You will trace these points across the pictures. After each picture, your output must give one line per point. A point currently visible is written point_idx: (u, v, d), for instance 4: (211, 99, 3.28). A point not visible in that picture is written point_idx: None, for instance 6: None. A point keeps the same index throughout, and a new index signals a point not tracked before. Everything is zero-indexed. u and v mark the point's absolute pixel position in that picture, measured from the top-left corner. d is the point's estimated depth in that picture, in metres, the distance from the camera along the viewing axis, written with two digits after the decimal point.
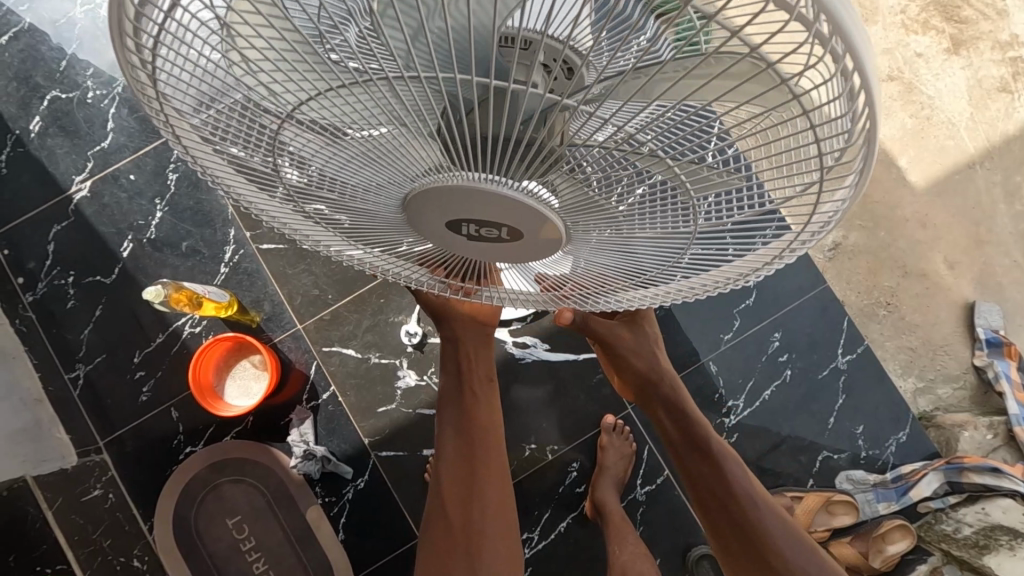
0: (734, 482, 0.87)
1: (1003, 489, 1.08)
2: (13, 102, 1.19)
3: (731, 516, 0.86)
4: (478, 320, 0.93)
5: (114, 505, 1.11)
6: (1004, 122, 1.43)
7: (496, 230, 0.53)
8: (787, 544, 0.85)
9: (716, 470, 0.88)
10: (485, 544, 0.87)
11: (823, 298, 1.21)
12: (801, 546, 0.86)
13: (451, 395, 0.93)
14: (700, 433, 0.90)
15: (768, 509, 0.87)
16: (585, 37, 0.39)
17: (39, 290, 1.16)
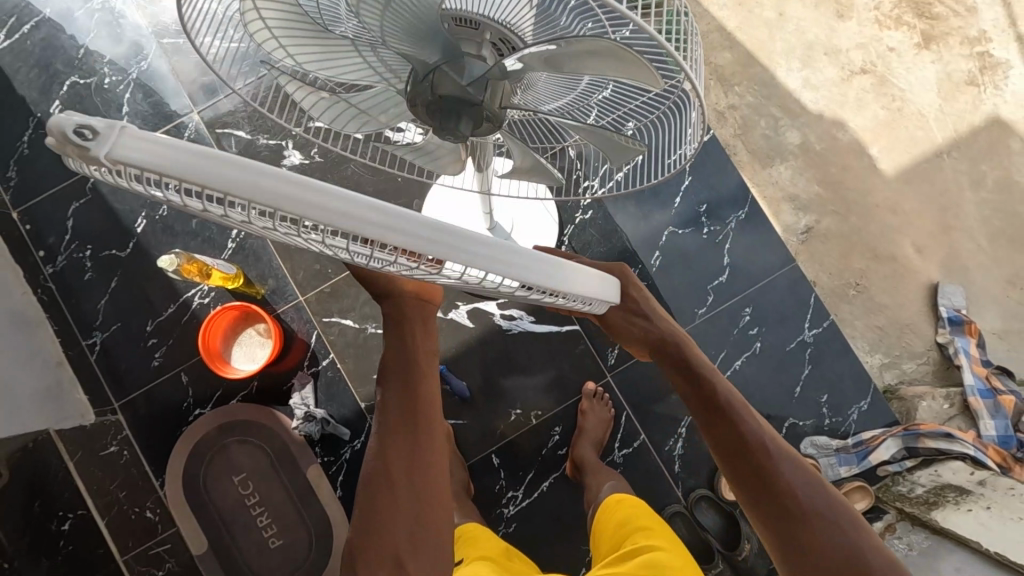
0: (749, 432, 0.78)
1: (956, 452, 1.15)
2: (34, 87, 1.27)
3: (756, 476, 0.75)
4: (422, 297, 0.85)
5: (129, 462, 1.20)
6: (971, 114, 1.51)
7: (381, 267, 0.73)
8: (827, 509, 0.73)
9: (732, 418, 0.80)
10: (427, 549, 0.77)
11: (791, 276, 1.29)
12: (840, 510, 0.73)
13: (393, 371, 0.83)
14: (706, 382, 0.84)
15: (789, 459, 0.77)
16: (523, 24, 0.58)
17: (59, 263, 1.25)
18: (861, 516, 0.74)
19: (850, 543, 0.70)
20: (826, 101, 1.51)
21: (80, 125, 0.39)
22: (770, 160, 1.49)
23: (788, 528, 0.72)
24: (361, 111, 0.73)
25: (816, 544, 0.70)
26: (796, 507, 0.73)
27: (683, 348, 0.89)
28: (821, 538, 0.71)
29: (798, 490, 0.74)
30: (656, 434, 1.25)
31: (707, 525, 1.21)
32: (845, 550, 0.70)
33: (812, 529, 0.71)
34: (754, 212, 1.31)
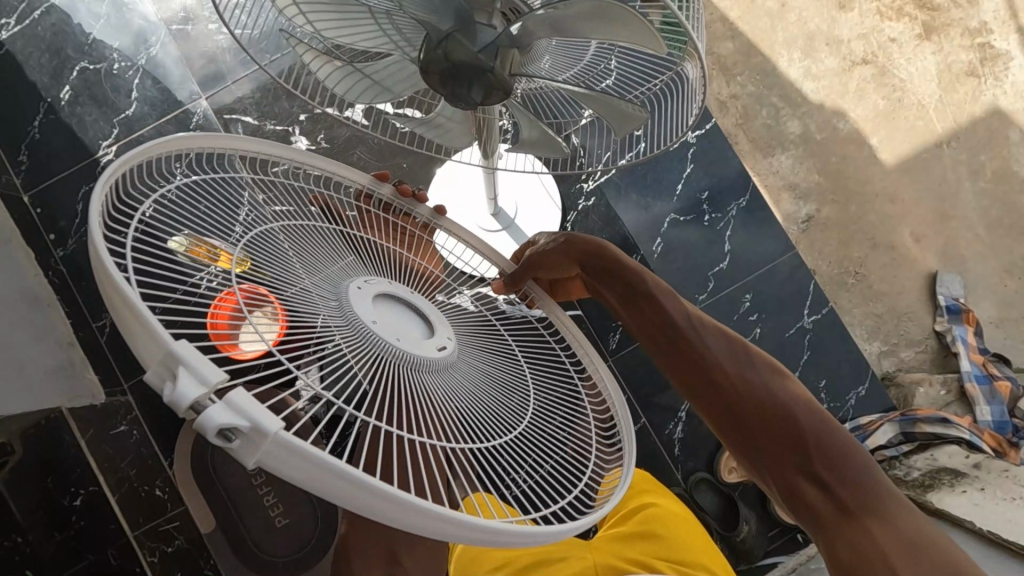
0: (670, 312, 0.76)
1: (950, 436, 1.19)
2: (45, 72, 1.28)
3: (683, 356, 0.73)
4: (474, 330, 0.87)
5: (138, 441, 1.23)
6: (971, 105, 1.52)
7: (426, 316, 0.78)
8: (753, 374, 0.70)
9: (655, 304, 0.77)
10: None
11: (790, 263, 1.32)
12: (771, 373, 0.70)
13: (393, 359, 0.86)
14: (628, 275, 0.82)
15: (712, 332, 0.74)
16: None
17: (70, 246, 1.27)
18: (784, 369, 0.71)
19: (779, 399, 0.67)
20: (826, 92, 1.52)
21: (182, 374, 0.42)
22: (771, 149, 1.51)
23: (720, 400, 0.69)
24: (373, 81, 0.76)
25: (749, 409, 0.67)
26: (749, 404, 0.67)
27: (605, 251, 0.86)
28: (753, 404, 0.67)
29: (722, 358, 0.71)
30: (656, 418, 1.27)
31: (705, 507, 1.24)
32: (776, 410, 0.66)
33: (741, 396, 0.68)
34: (754, 199, 1.33)
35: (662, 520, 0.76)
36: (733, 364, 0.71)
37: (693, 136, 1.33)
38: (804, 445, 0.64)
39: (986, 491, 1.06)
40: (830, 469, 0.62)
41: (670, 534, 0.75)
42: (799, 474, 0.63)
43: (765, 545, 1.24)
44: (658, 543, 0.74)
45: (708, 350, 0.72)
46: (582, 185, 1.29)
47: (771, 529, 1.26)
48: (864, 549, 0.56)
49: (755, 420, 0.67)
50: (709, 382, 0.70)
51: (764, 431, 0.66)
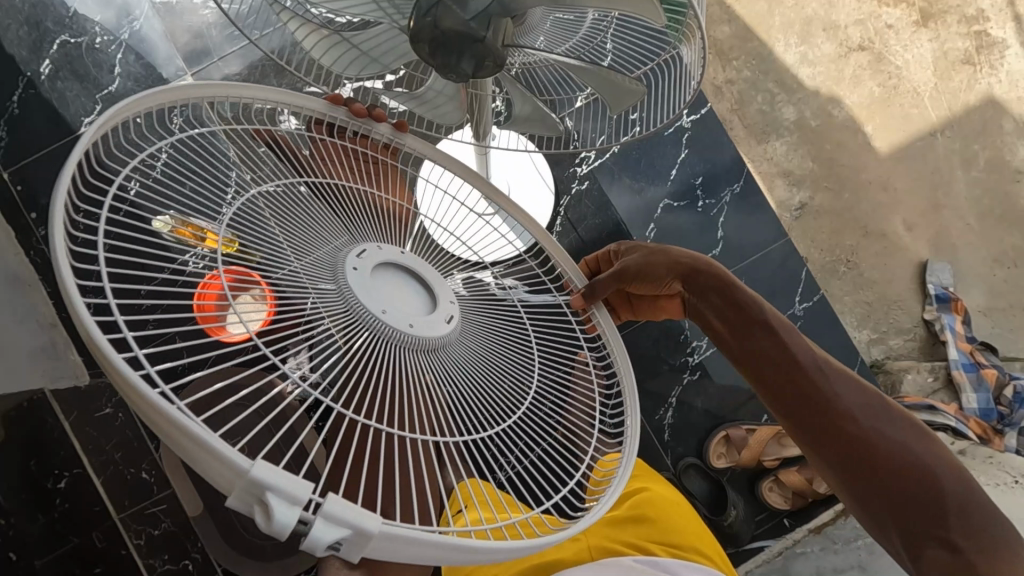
0: (795, 348, 0.78)
1: (937, 423, 1.19)
2: (24, 45, 1.24)
3: (811, 398, 0.74)
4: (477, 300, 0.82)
5: (124, 423, 1.17)
6: (965, 93, 1.52)
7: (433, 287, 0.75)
8: (882, 424, 0.72)
9: (776, 338, 0.79)
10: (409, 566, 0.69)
11: (782, 250, 1.32)
12: (902, 427, 0.72)
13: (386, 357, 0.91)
14: (741, 301, 0.83)
15: (842, 379, 0.76)
16: None
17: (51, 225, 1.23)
18: (924, 429, 0.73)
19: (908, 450, 0.70)
20: (822, 78, 1.51)
21: (273, 498, 0.41)
22: (766, 136, 1.50)
23: (841, 441, 0.71)
24: (361, 51, 0.76)
25: (873, 456, 0.70)
26: (880, 455, 0.69)
27: (712, 274, 0.86)
28: (877, 451, 0.70)
29: (849, 403, 0.73)
30: (647, 403, 1.27)
31: (696, 492, 1.24)
32: (908, 462, 0.69)
33: (863, 439, 0.71)
34: (748, 185, 1.32)
35: (653, 502, 0.76)
36: (861, 408, 0.73)
37: (688, 121, 1.32)
38: (929, 499, 0.66)
39: (971, 476, 1.07)
40: (958, 529, 0.64)
41: (663, 516, 0.75)
42: (924, 529, 0.65)
43: (754, 530, 1.25)
44: (650, 525, 0.74)
45: (837, 394, 0.74)
46: (576, 169, 1.27)
47: (759, 513, 1.27)
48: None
49: (885, 463, 0.69)
50: (835, 421, 0.72)
51: (890, 477, 0.68)
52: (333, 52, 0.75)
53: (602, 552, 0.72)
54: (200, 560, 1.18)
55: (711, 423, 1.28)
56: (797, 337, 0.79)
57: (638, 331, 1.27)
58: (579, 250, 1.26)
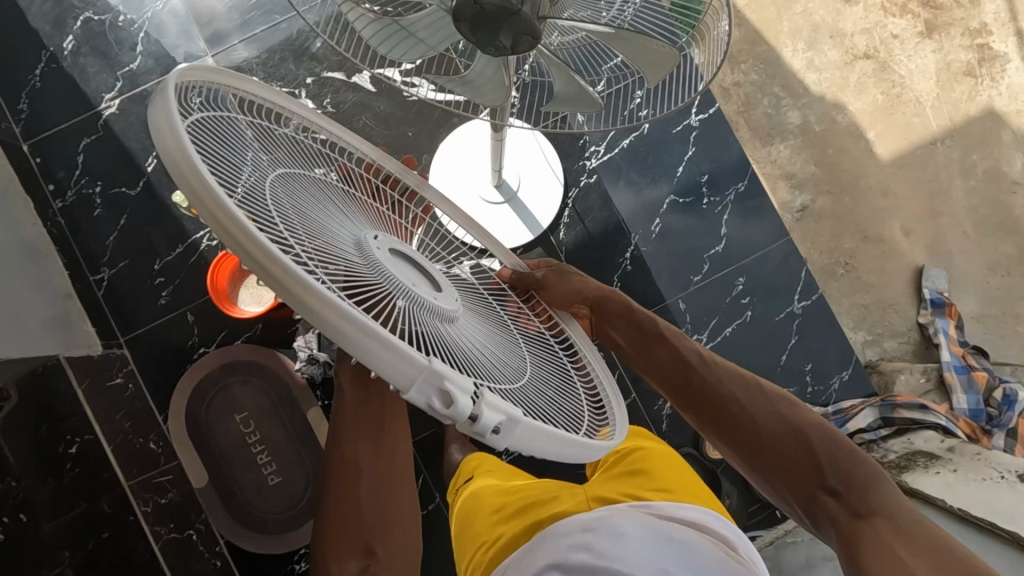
0: (686, 355, 0.83)
1: (928, 422, 1.24)
2: (47, 20, 1.28)
3: (698, 394, 0.79)
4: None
5: (133, 394, 1.24)
6: (967, 104, 1.55)
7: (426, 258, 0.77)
8: (761, 410, 0.75)
9: (668, 346, 0.85)
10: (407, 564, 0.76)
11: (784, 249, 1.35)
12: (782, 412, 0.74)
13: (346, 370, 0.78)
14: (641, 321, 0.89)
15: (723, 371, 0.80)
16: None
17: (68, 198, 1.28)
18: (798, 400, 0.76)
19: (790, 426, 0.73)
20: (827, 84, 1.55)
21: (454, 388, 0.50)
22: (770, 138, 1.53)
23: (729, 437, 0.75)
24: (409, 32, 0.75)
25: (757, 442, 0.73)
26: (766, 435, 0.73)
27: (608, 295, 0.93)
28: (760, 440, 0.73)
29: (733, 392, 0.77)
30: (646, 393, 1.30)
31: None
32: (791, 437, 0.72)
33: (753, 430, 0.74)
34: (752, 185, 1.35)
35: (647, 460, 0.79)
36: (743, 393, 0.77)
37: (697, 119, 1.35)
38: (811, 473, 0.69)
39: (959, 471, 1.11)
40: (833, 474, 0.68)
41: (656, 470, 0.77)
42: (811, 488, 0.69)
43: (746, 521, 1.28)
44: (644, 478, 0.76)
45: (723, 387, 0.78)
46: (585, 163, 1.32)
47: (752, 506, 1.29)
48: (888, 567, 0.58)
49: (775, 442, 0.72)
50: (727, 412, 0.76)
51: (782, 454, 0.71)
52: (382, 35, 0.74)
53: (599, 502, 0.73)
54: (204, 531, 1.23)
55: None
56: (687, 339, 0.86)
57: None
58: (585, 242, 1.30)
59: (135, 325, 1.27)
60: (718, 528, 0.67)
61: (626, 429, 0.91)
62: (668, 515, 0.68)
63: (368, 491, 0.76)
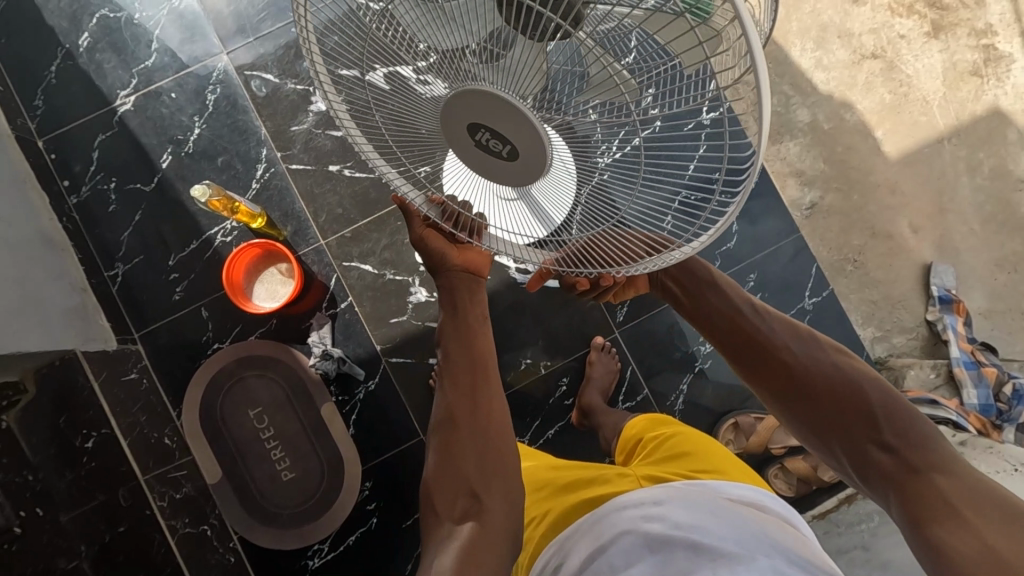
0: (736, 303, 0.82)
1: (939, 417, 1.24)
2: (64, 17, 1.29)
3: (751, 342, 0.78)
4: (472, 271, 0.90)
5: (148, 389, 1.24)
6: (973, 103, 1.57)
7: (502, 144, 0.63)
8: (823, 368, 0.73)
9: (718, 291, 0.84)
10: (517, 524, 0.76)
11: (795, 245, 1.36)
12: (843, 369, 0.72)
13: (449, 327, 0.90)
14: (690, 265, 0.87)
15: (775, 319, 0.79)
16: None
17: (83, 194, 1.28)
18: (850, 352, 0.76)
19: (852, 383, 0.71)
20: (835, 83, 1.56)
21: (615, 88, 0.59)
22: (779, 136, 1.55)
23: (789, 399, 0.74)
24: None
25: (819, 401, 0.72)
26: (818, 384, 0.72)
27: None
28: (821, 399, 0.72)
29: (796, 353, 0.75)
30: (658, 389, 1.31)
31: None
32: (848, 390, 0.71)
33: (806, 379, 0.73)
34: (762, 183, 1.37)
35: (689, 442, 0.81)
36: (795, 342, 0.76)
37: None
38: (872, 429, 0.68)
39: (972, 465, 1.11)
40: (888, 428, 0.68)
41: (702, 450, 0.79)
42: (865, 441, 0.68)
43: None
44: (691, 458, 0.78)
45: (774, 335, 0.77)
46: None
47: None
48: (943, 510, 0.61)
49: (828, 390, 0.72)
50: (776, 361, 0.75)
51: (837, 402, 0.71)
52: None
53: (652, 480, 0.75)
54: (218, 526, 1.23)
55: (721, 410, 1.30)
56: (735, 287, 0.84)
57: (652, 319, 1.32)
58: None
59: (149, 321, 1.27)
60: (775, 508, 0.69)
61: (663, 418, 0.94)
62: (726, 493, 0.69)
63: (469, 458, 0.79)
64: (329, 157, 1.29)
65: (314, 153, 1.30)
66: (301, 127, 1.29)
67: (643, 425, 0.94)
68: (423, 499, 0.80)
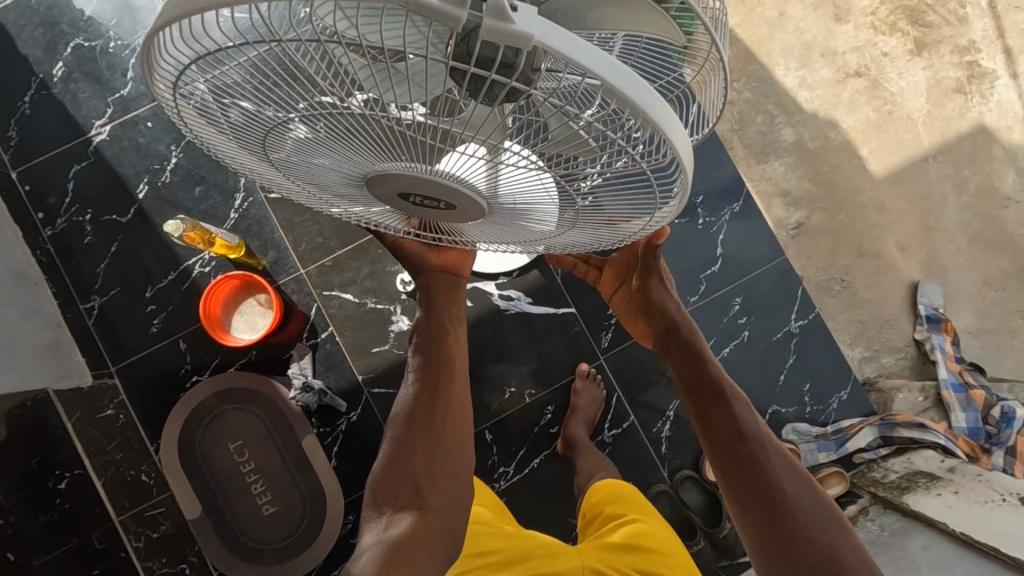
0: (745, 424, 0.81)
1: (927, 441, 1.23)
2: (39, 46, 1.27)
3: (744, 462, 0.77)
4: (450, 270, 0.97)
5: (125, 425, 1.22)
6: (957, 120, 1.56)
7: (436, 202, 0.74)
8: (776, 459, 0.78)
9: (726, 406, 0.82)
10: (449, 524, 0.79)
11: (781, 268, 1.35)
12: (793, 469, 0.78)
13: (423, 322, 0.95)
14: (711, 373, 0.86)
15: (778, 456, 0.78)
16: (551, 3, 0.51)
17: (59, 226, 1.26)
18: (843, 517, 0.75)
19: (831, 545, 0.71)
20: (820, 102, 1.56)
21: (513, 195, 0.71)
22: (765, 156, 1.54)
23: (738, 470, 0.77)
24: None
25: (765, 484, 0.75)
26: (796, 530, 0.72)
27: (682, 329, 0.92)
28: (767, 482, 0.76)
29: (758, 433, 0.80)
30: (644, 415, 1.29)
31: (690, 503, 1.26)
32: (827, 550, 0.70)
33: (789, 520, 0.73)
34: (747, 206, 1.36)
35: (649, 537, 0.83)
36: (788, 480, 0.76)
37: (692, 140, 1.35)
38: (802, 532, 0.72)
39: (960, 493, 1.10)
40: None
41: (655, 548, 0.82)
42: None
43: None
44: (642, 555, 0.80)
45: (770, 468, 0.77)
46: None
47: None
48: None
49: (803, 538, 0.71)
50: (763, 489, 0.75)
51: (805, 545, 0.70)
52: None
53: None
54: (198, 564, 1.21)
55: None
56: (752, 415, 0.82)
57: (636, 345, 1.30)
58: None
59: (126, 354, 1.24)
60: None
61: (624, 488, 0.95)
62: None
63: (421, 453, 0.83)
64: None
65: None
66: None
67: (606, 492, 0.94)
68: (369, 487, 0.84)
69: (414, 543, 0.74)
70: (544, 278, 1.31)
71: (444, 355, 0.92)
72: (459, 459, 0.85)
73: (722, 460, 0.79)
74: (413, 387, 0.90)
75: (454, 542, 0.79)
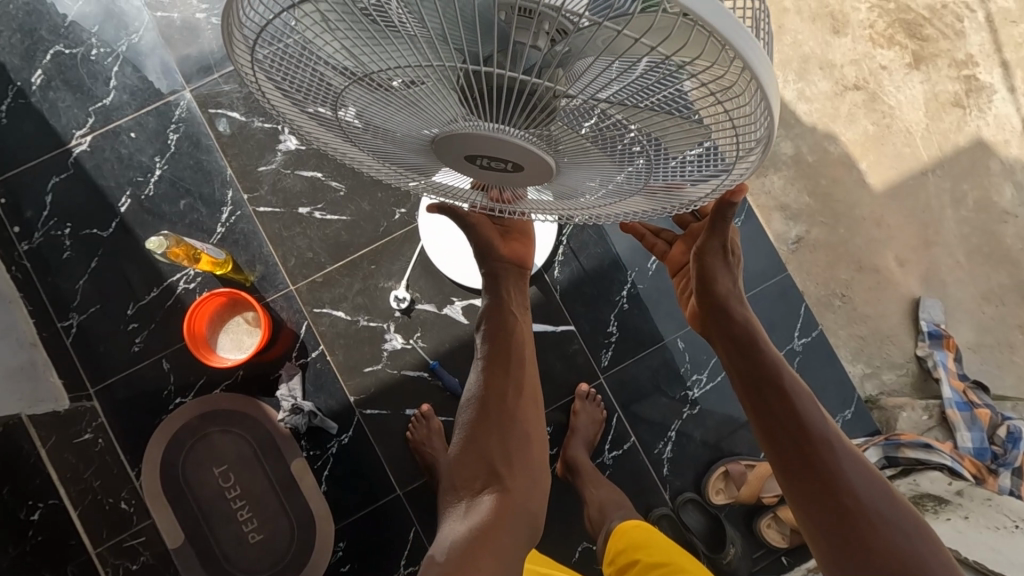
0: (808, 419, 0.74)
1: (933, 462, 1.20)
2: (16, 53, 1.22)
3: (810, 462, 0.72)
4: (517, 262, 0.94)
5: (104, 449, 1.17)
6: (955, 134, 1.55)
7: (504, 162, 0.59)
8: (845, 462, 0.71)
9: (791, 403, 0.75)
10: (534, 503, 0.87)
11: (782, 284, 1.32)
12: (866, 474, 0.71)
13: (489, 316, 0.94)
14: (767, 363, 0.79)
15: (848, 455, 0.72)
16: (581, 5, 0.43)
17: (35, 240, 1.21)
18: (921, 521, 0.69)
19: (906, 548, 0.65)
20: (818, 115, 1.54)
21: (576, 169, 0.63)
22: (764, 169, 1.52)
23: (800, 474, 0.72)
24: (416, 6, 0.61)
25: (831, 488, 0.69)
26: (868, 534, 0.66)
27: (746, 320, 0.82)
28: (834, 486, 0.70)
29: (826, 433, 0.73)
30: (645, 435, 1.26)
31: (692, 527, 1.22)
32: (899, 554, 0.65)
33: (859, 525, 0.67)
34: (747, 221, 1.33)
35: None
36: (860, 484, 0.70)
37: None
38: (875, 539, 0.66)
39: (969, 519, 1.08)
40: None
41: None
42: None
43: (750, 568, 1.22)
44: None
45: (839, 469, 0.70)
46: None
47: (756, 550, 1.23)
48: None
49: (875, 541, 0.66)
50: (829, 491, 0.69)
51: (877, 551, 0.65)
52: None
53: None
54: None
55: (712, 457, 1.25)
56: (818, 409, 0.76)
57: (635, 364, 1.27)
58: (580, 279, 1.28)
59: (104, 375, 1.19)
60: None
61: (649, 535, 1.01)
62: None
63: (495, 443, 0.89)
64: (298, 199, 1.24)
65: (283, 195, 1.24)
66: (269, 167, 1.23)
67: (632, 538, 1.01)
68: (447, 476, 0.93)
69: (496, 525, 0.82)
70: (543, 295, 1.27)
71: (510, 347, 0.93)
72: (536, 451, 0.91)
73: (783, 458, 0.73)
74: (481, 379, 0.93)
75: (535, 519, 0.87)
